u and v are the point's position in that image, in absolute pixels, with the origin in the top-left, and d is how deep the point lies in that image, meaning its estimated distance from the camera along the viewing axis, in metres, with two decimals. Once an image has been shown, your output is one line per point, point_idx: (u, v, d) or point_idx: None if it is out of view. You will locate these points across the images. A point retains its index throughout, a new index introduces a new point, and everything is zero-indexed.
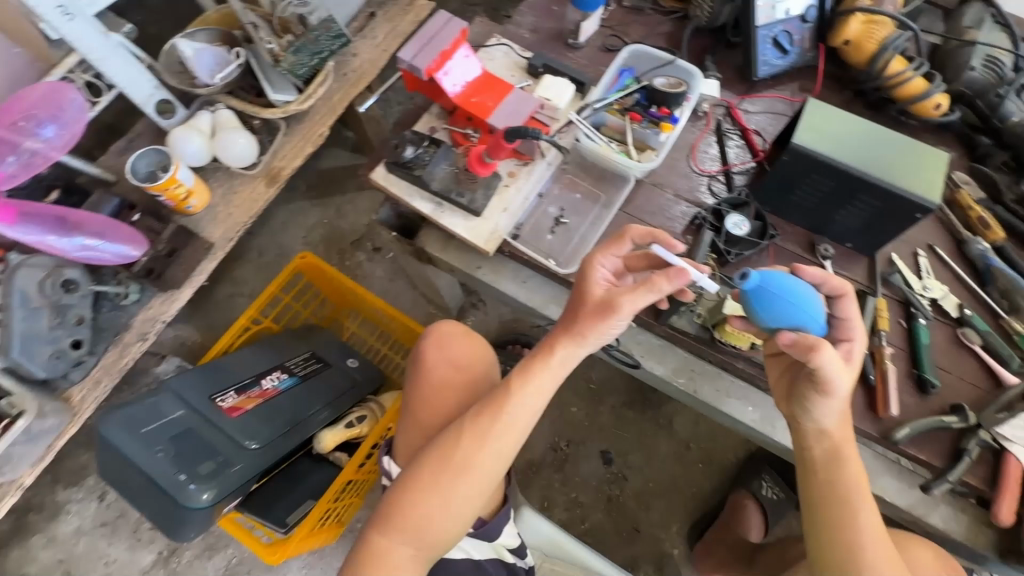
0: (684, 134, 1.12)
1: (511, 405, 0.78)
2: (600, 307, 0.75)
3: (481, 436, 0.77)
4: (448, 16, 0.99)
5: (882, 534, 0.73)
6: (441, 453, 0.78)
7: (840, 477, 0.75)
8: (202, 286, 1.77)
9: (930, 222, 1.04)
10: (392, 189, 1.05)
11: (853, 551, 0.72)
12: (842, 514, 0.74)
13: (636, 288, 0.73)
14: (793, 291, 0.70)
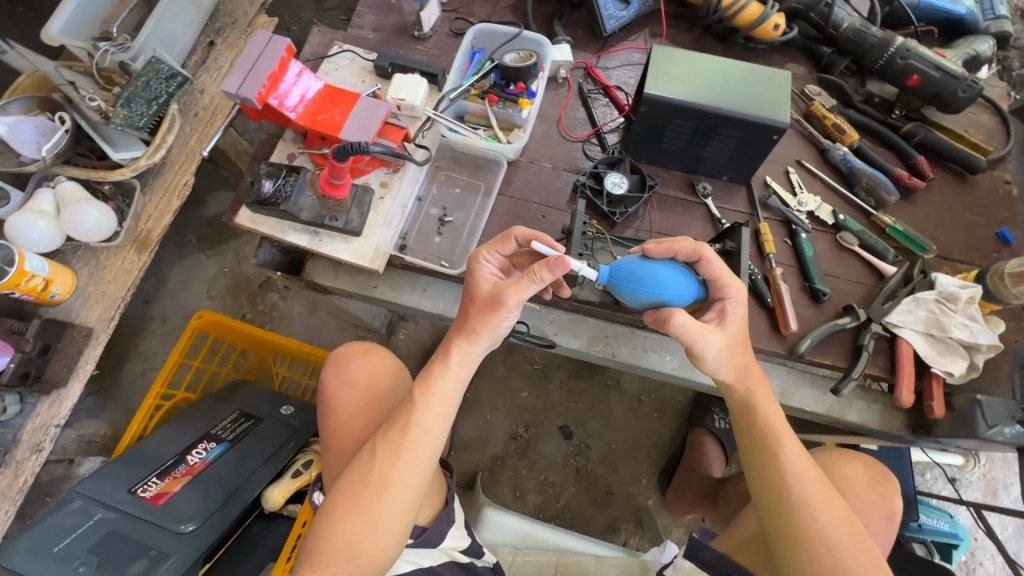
0: (549, 104, 1.11)
1: (417, 414, 0.76)
2: (488, 300, 0.75)
3: (394, 452, 0.75)
4: (269, 35, 0.92)
5: (811, 464, 0.76)
6: (357, 478, 0.75)
7: (762, 421, 0.76)
8: (108, 371, 1.64)
9: (793, 138, 1.09)
10: (263, 229, 0.99)
11: (798, 493, 0.73)
12: (777, 459, 0.74)
13: (520, 280, 0.73)
14: (639, 276, 0.76)
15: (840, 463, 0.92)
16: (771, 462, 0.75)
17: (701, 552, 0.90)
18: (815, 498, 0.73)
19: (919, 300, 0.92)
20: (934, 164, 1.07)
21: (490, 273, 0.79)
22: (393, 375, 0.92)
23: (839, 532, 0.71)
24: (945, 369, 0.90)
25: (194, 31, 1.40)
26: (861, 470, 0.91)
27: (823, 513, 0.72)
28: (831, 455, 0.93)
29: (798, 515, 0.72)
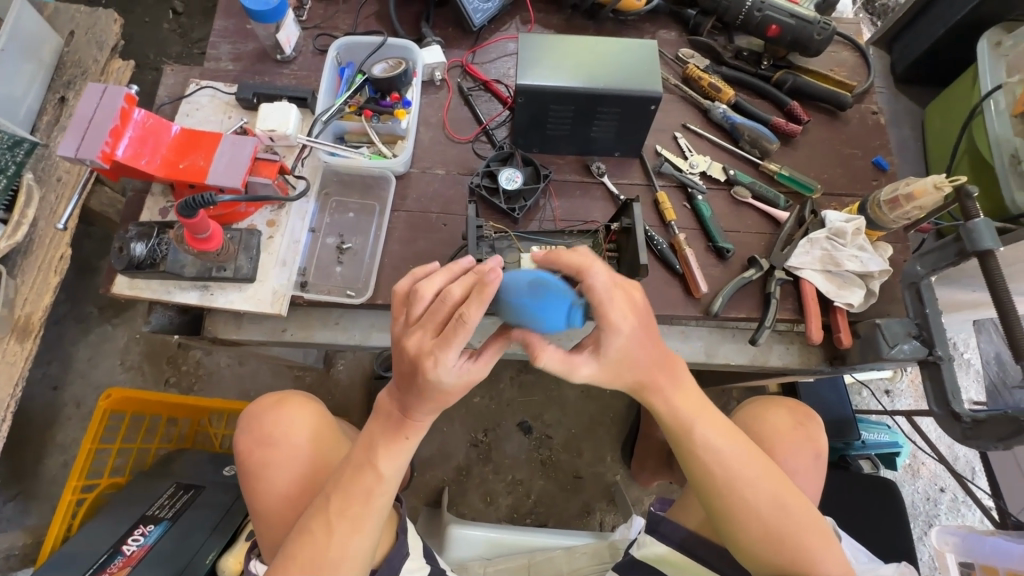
0: (431, 109, 1.08)
1: (383, 483, 0.75)
2: (461, 385, 0.66)
3: (356, 523, 0.74)
4: (103, 86, 0.84)
5: (736, 436, 0.77)
6: (312, 555, 0.72)
7: (676, 412, 0.76)
8: (24, 471, 1.50)
9: (675, 104, 1.10)
10: (146, 294, 0.91)
11: (727, 472, 0.75)
12: (699, 446, 0.76)
13: (495, 346, 0.66)
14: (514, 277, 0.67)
15: (763, 415, 0.95)
16: (693, 449, 0.76)
17: (659, 526, 0.88)
18: (744, 473, 0.75)
19: (812, 241, 0.96)
20: (808, 107, 1.11)
21: (458, 364, 0.63)
22: (319, 425, 0.93)
23: (770, 497, 0.75)
24: (846, 301, 0.94)
25: (39, 89, 1.27)
26: (785, 416, 0.94)
27: (751, 485, 0.75)
28: (757, 405, 0.98)
29: (725, 496, 0.75)
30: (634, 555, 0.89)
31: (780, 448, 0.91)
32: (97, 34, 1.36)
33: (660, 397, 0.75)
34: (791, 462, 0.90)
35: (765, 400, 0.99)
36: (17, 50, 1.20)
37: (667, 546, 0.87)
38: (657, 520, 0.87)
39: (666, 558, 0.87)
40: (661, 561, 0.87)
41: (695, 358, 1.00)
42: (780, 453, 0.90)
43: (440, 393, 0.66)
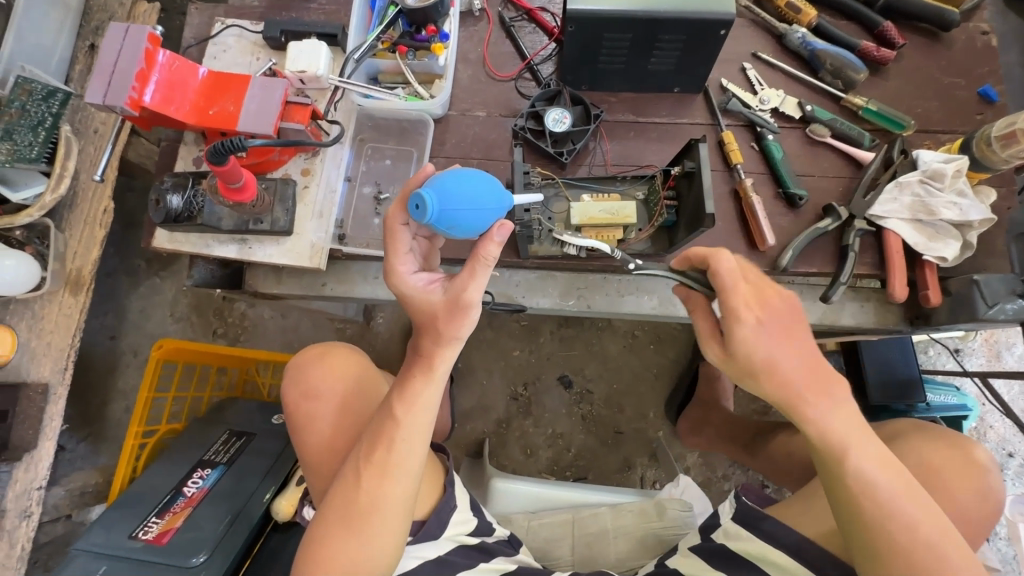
0: (470, 43, 0.98)
1: (403, 432, 0.74)
2: (450, 307, 0.70)
3: (383, 471, 0.74)
4: (126, 25, 0.79)
5: (897, 472, 0.64)
6: (345, 501, 0.74)
7: (827, 435, 0.63)
8: (91, 416, 1.59)
9: (744, 29, 0.97)
10: (186, 248, 0.90)
11: (885, 512, 0.63)
12: (852, 472, 0.63)
13: (472, 271, 0.68)
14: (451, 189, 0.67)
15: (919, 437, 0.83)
16: (844, 482, 0.64)
17: (761, 523, 0.79)
18: (905, 507, 0.63)
19: (902, 186, 0.84)
20: (902, 28, 0.96)
21: (425, 277, 0.74)
22: (359, 377, 0.90)
23: (927, 541, 0.62)
24: (938, 255, 0.83)
25: (70, 36, 1.24)
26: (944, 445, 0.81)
27: (908, 526, 0.62)
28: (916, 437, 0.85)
29: (891, 534, 0.63)
30: (721, 544, 0.82)
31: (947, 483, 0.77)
32: None
33: (812, 414, 0.63)
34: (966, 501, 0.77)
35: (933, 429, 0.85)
36: None
37: (763, 543, 0.78)
38: (758, 516, 0.79)
39: (760, 553, 0.78)
40: (760, 557, 0.78)
41: None
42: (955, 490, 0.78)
43: (427, 317, 0.72)
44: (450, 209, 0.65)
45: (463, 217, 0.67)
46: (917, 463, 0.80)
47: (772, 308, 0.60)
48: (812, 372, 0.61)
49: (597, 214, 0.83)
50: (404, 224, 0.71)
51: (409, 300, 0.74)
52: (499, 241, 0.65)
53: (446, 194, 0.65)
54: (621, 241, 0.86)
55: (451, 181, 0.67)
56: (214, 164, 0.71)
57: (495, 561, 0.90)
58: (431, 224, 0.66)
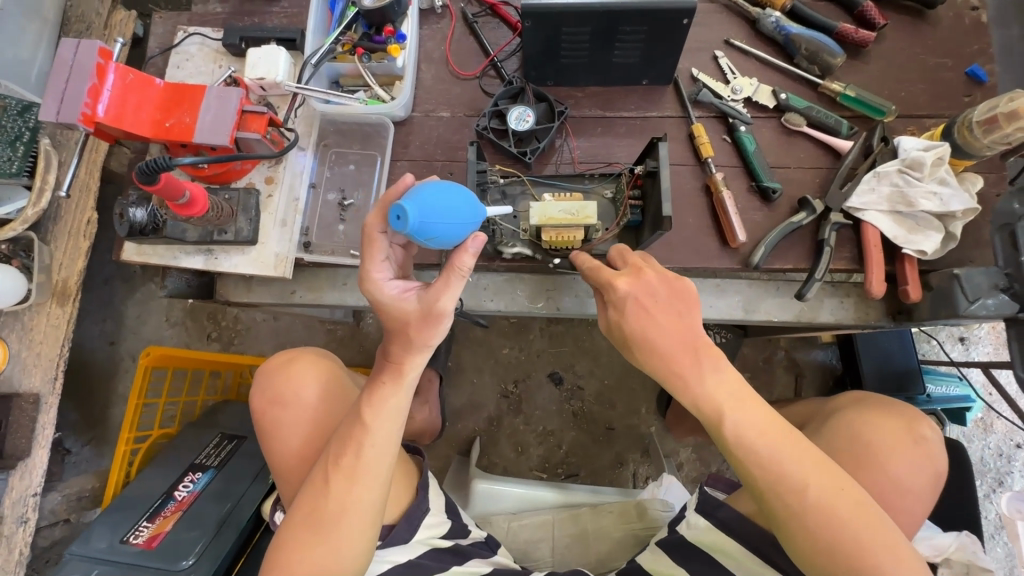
0: (434, 41, 0.96)
1: (373, 435, 0.68)
2: (423, 315, 0.64)
3: (351, 475, 0.67)
4: (77, 40, 0.78)
5: (778, 434, 0.65)
6: (310, 508, 0.67)
7: (702, 404, 0.66)
8: (94, 420, 1.64)
9: (717, 15, 0.93)
10: (154, 260, 0.90)
11: (772, 475, 0.64)
12: (730, 434, 0.66)
13: (447, 280, 0.63)
14: (430, 198, 0.61)
15: (866, 417, 0.82)
16: (728, 448, 0.66)
17: (717, 512, 0.78)
18: (792, 467, 0.64)
19: (879, 176, 0.81)
20: (885, 7, 0.91)
21: (400, 285, 0.67)
22: (333, 381, 0.85)
23: (822, 500, 0.62)
24: (917, 248, 0.79)
25: (47, 49, 1.25)
26: (887, 422, 0.80)
27: (788, 491, 0.63)
28: (856, 409, 0.83)
29: (782, 496, 0.64)
30: (684, 536, 0.81)
31: (883, 457, 0.77)
32: None
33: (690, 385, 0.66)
34: (901, 475, 0.77)
35: (873, 402, 0.85)
36: (18, 8, 1.16)
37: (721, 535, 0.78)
38: (714, 503, 0.78)
39: (719, 546, 0.78)
40: (717, 549, 0.79)
41: (731, 314, 0.89)
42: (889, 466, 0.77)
43: (399, 324, 0.66)
44: (432, 220, 0.60)
45: (441, 231, 0.61)
46: (853, 439, 0.79)
47: (648, 284, 0.68)
48: (682, 344, 0.66)
49: (557, 214, 0.79)
50: (383, 232, 0.65)
51: (382, 309, 0.66)
52: (474, 253, 0.62)
53: (427, 205, 0.60)
54: (586, 242, 0.84)
55: (429, 192, 0.62)
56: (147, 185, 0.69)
57: (470, 564, 0.86)
58: (411, 235, 0.60)
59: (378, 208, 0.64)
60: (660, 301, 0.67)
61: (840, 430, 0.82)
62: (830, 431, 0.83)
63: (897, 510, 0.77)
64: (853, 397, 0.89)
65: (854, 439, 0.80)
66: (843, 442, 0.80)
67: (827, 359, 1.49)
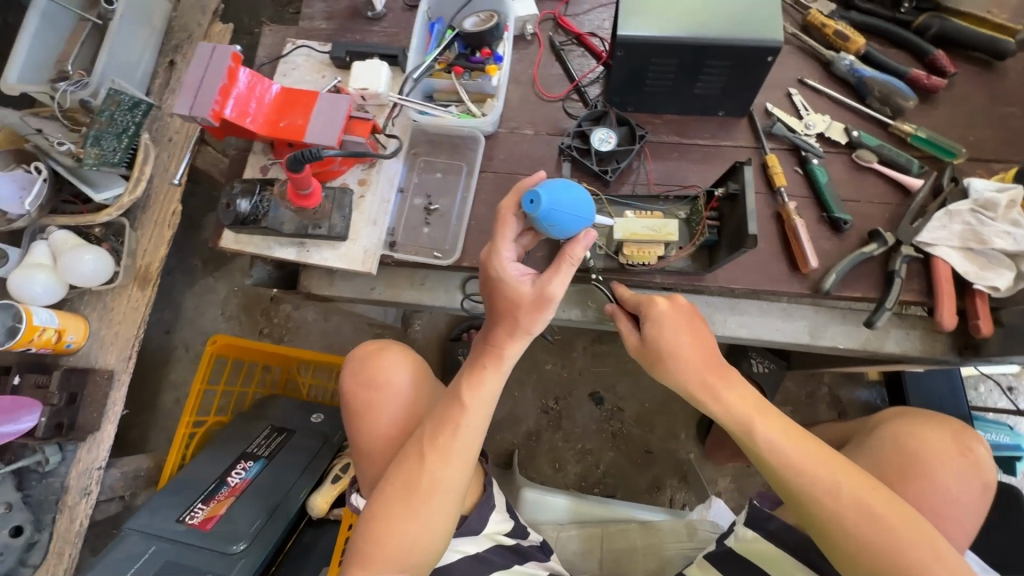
0: (522, 65, 1.03)
1: (469, 416, 0.71)
2: (535, 300, 0.69)
3: (446, 454, 0.70)
4: (212, 45, 0.87)
5: (804, 439, 0.73)
6: (405, 482, 0.70)
7: (733, 414, 0.75)
8: (145, 404, 1.69)
9: (791, 56, 0.99)
10: (249, 249, 0.95)
11: (806, 479, 0.71)
12: (759, 442, 0.74)
13: (556, 268, 0.69)
14: (561, 187, 0.69)
15: (916, 429, 0.83)
16: (759, 455, 0.74)
17: (766, 522, 0.83)
18: (825, 471, 0.71)
19: (952, 214, 0.84)
20: (954, 57, 0.96)
21: (520, 268, 0.71)
22: (420, 369, 0.86)
23: (854, 497, 0.69)
24: (989, 284, 0.82)
25: (152, 53, 1.36)
26: (940, 437, 0.81)
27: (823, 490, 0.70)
28: (911, 422, 0.84)
29: (820, 498, 0.70)
30: (730, 545, 0.87)
31: (930, 467, 0.79)
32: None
33: (720, 398, 0.76)
34: (951, 487, 0.78)
35: (918, 416, 0.85)
36: (134, 14, 1.27)
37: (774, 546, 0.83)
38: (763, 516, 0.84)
39: (768, 555, 0.83)
40: (766, 560, 0.83)
41: (796, 338, 0.92)
42: (939, 477, 0.78)
43: (511, 303, 0.70)
44: (558, 211, 0.68)
45: (562, 221, 0.69)
46: (900, 450, 0.81)
47: (681, 305, 0.79)
48: (707, 357, 0.77)
49: (639, 229, 0.85)
50: (516, 216, 0.71)
51: (498, 286, 0.70)
52: (584, 246, 0.69)
53: (558, 197, 0.68)
54: (660, 258, 0.88)
55: (560, 186, 0.69)
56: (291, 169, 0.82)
57: (528, 566, 0.86)
58: (538, 219, 0.68)
59: (513, 195, 0.72)
60: (689, 320, 0.78)
61: (887, 440, 0.83)
62: (875, 446, 0.84)
63: (943, 519, 0.78)
64: (897, 410, 0.90)
65: (900, 449, 0.81)
66: (890, 447, 0.82)
67: (872, 398, 1.49)
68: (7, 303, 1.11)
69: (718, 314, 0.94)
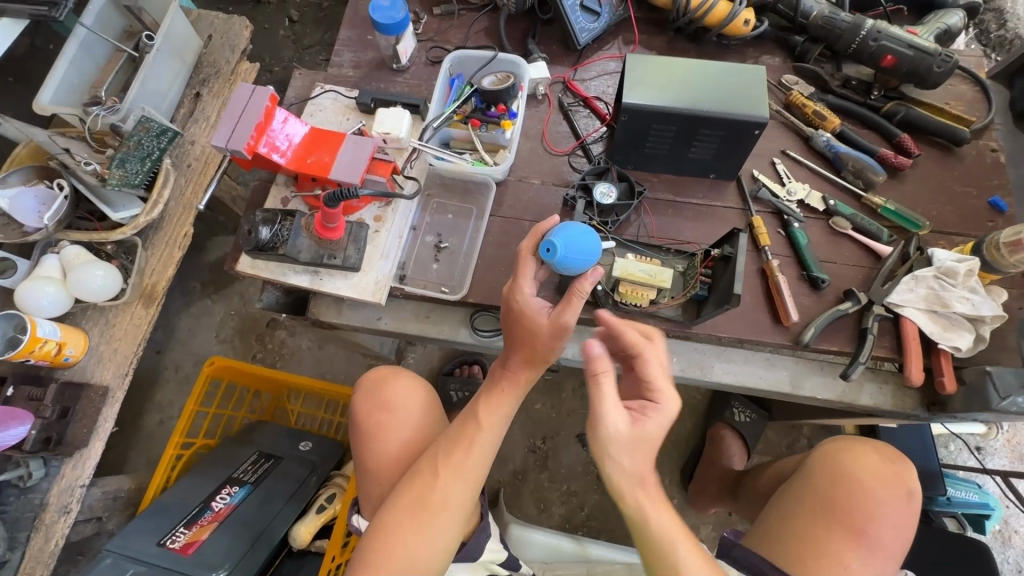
0: (532, 121, 1.13)
1: (484, 435, 0.81)
2: (552, 330, 0.79)
3: (458, 470, 0.79)
4: (252, 86, 0.95)
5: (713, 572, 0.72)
6: (418, 494, 0.78)
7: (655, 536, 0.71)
8: (127, 425, 1.67)
9: (775, 130, 1.09)
10: (264, 274, 1.00)
11: None
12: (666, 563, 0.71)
13: (569, 301, 0.77)
14: (571, 232, 0.81)
15: (849, 451, 0.86)
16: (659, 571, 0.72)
17: (732, 550, 0.81)
18: None
19: (917, 279, 0.92)
20: (919, 140, 1.07)
21: (540, 302, 0.81)
22: (430, 396, 0.96)
23: None
24: (952, 344, 0.90)
25: (180, 85, 1.43)
26: (872, 458, 0.84)
27: None
28: (841, 442, 0.88)
29: None
30: None
31: (866, 485, 0.81)
32: (230, 38, 1.49)
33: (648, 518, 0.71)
34: (885, 503, 0.79)
35: (848, 439, 0.89)
36: (168, 50, 1.35)
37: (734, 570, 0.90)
38: (729, 543, 0.81)
39: None
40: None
41: (778, 387, 0.98)
42: (875, 490, 0.80)
43: (532, 335, 0.80)
44: (571, 255, 0.80)
45: (575, 262, 0.81)
46: (837, 470, 0.83)
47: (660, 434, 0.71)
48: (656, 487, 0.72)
49: (637, 272, 0.93)
50: (532, 259, 0.81)
51: (519, 315, 0.81)
52: (592, 281, 0.76)
53: (570, 243, 0.80)
54: (653, 303, 0.95)
55: (571, 232, 0.81)
56: (327, 207, 0.89)
57: None
58: (555, 263, 0.80)
59: (531, 238, 0.82)
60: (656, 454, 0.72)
61: (823, 463, 0.85)
62: (815, 468, 0.86)
63: (878, 530, 0.78)
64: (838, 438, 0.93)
65: (838, 468, 0.83)
66: (824, 468, 0.84)
67: None
68: (11, 311, 1.13)
69: (707, 361, 1.00)
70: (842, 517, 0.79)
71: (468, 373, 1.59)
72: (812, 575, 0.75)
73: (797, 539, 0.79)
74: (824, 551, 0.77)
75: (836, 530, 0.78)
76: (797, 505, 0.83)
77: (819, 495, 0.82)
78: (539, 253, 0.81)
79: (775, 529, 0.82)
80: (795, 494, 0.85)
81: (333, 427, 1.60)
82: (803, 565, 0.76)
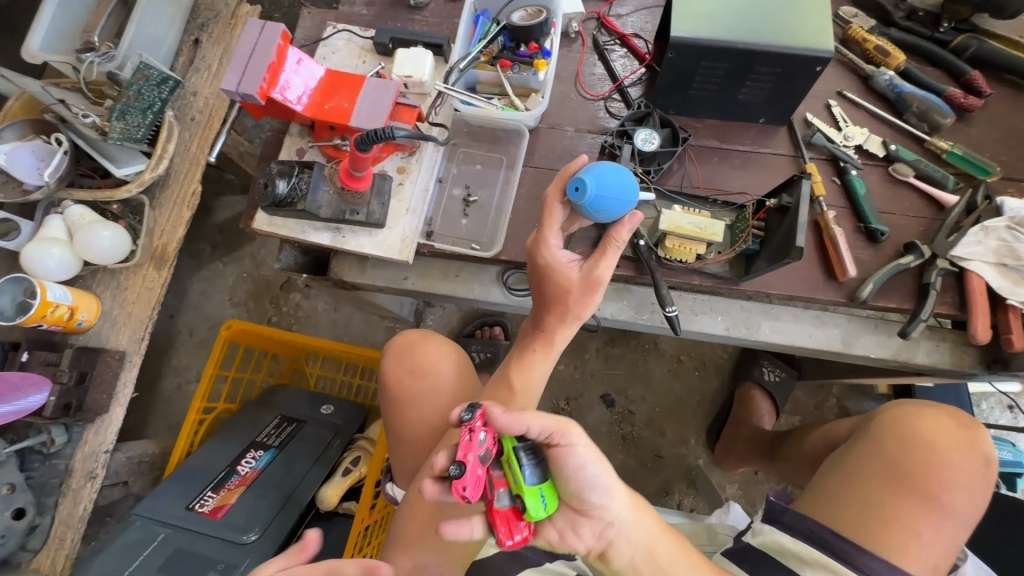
0: (564, 62, 1.04)
1: (518, 401, 0.78)
2: (586, 284, 0.76)
3: None
4: (261, 23, 0.86)
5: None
6: None
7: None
8: (145, 389, 1.65)
9: (831, 68, 1.00)
10: (283, 232, 0.94)
11: None
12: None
13: (604, 252, 0.74)
14: (605, 171, 0.72)
15: (919, 415, 0.82)
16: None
17: (782, 516, 0.80)
18: None
19: (987, 230, 0.85)
20: (989, 78, 0.98)
21: (568, 254, 0.77)
22: (463, 359, 0.94)
23: None
24: (1022, 300, 0.84)
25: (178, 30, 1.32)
26: (945, 424, 0.80)
27: None
28: (904, 409, 0.84)
29: None
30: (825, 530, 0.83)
31: (939, 449, 0.77)
32: None
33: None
34: (960, 467, 0.76)
35: (914, 406, 0.84)
36: None
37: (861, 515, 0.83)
38: (781, 508, 0.79)
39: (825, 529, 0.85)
40: (779, 550, 0.78)
41: (828, 346, 0.94)
42: (948, 457, 0.77)
43: (562, 290, 0.76)
44: (605, 194, 0.71)
45: (611, 205, 0.72)
46: (910, 434, 0.80)
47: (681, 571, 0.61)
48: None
49: (686, 224, 0.85)
50: (560, 204, 0.74)
51: (547, 270, 0.76)
52: (630, 229, 0.72)
53: (603, 181, 0.71)
54: (698, 258, 0.89)
55: (605, 171, 0.72)
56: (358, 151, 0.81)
57: None
58: (586, 206, 0.71)
59: (558, 181, 0.75)
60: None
61: (891, 426, 0.82)
62: (882, 430, 0.82)
63: (953, 493, 0.75)
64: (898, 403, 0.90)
65: (909, 432, 0.80)
66: (892, 431, 0.81)
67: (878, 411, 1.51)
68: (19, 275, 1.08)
69: (751, 320, 0.95)
70: (916, 484, 0.75)
71: (489, 334, 1.55)
72: (881, 543, 0.72)
73: (865, 505, 0.76)
74: (896, 518, 0.74)
75: (907, 497, 0.75)
76: (865, 469, 0.79)
77: (888, 458, 0.78)
78: (566, 196, 0.73)
79: (841, 492, 0.79)
80: (857, 456, 0.81)
81: (353, 389, 1.58)
82: (873, 532, 0.73)
